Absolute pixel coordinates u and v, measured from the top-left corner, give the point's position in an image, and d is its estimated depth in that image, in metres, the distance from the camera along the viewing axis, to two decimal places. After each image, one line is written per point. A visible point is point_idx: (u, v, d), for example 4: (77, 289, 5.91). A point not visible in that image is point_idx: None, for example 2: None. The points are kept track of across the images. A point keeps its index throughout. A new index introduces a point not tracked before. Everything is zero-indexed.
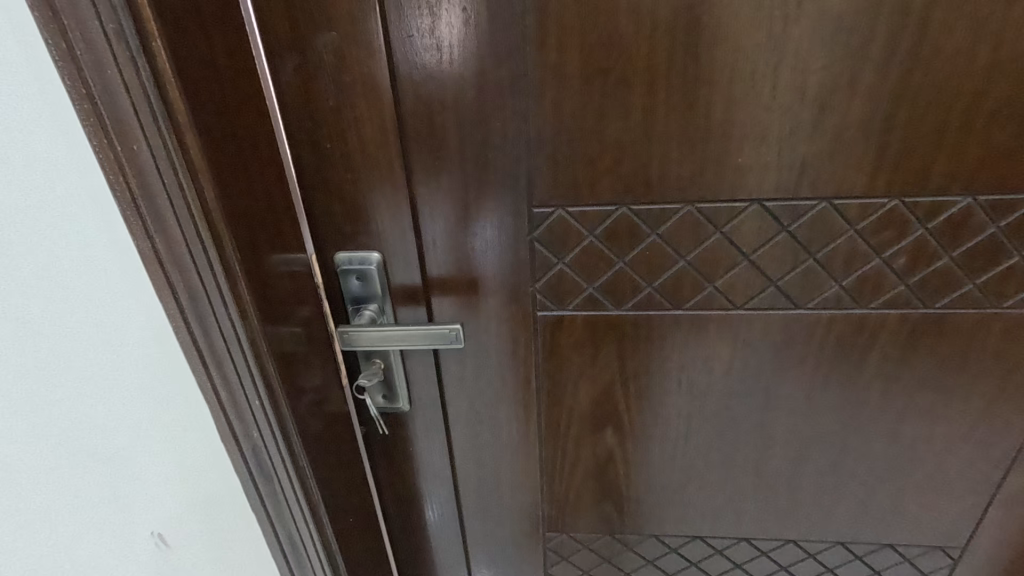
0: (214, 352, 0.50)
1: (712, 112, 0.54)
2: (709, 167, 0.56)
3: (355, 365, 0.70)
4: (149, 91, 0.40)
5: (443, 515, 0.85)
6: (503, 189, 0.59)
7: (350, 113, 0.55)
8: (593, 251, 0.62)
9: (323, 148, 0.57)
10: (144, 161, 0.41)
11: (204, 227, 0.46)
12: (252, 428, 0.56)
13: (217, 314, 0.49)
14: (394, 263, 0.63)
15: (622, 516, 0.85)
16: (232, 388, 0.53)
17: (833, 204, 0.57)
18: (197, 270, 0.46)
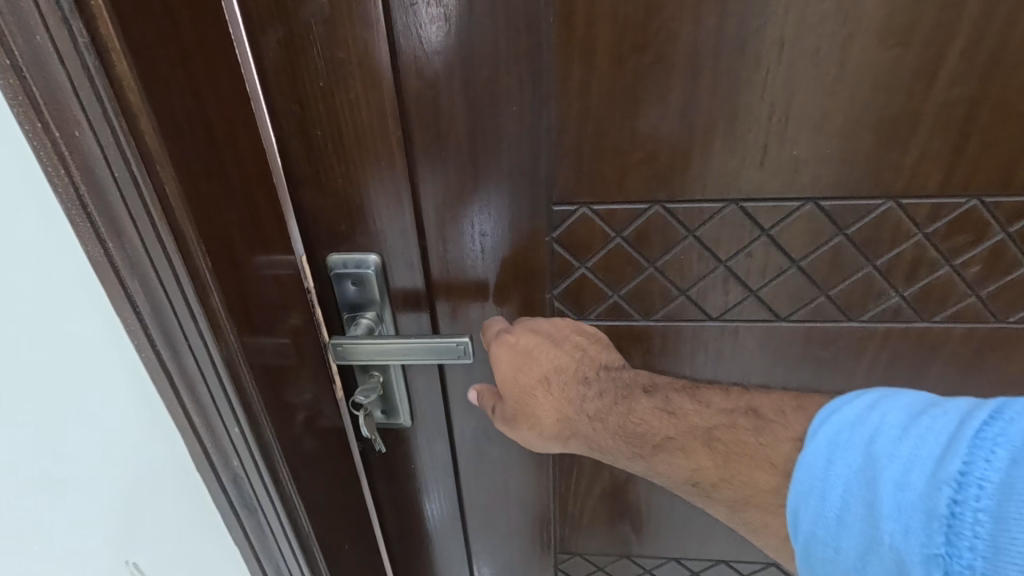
0: (184, 372, 0.44)
1: (768, 97, 0.46)
2: (759, 160, 0.49)
3: (351, 379, 0.63)
4: (88, 63, 0.32)
5: (446, 533, 0.79)
6: (519, 185, 0.52)
7: (343, 95, 0.47)
8: (619, 255, 0.55)
9: (313, 137, 0.49)
10: (88, 148, 0.34)
11: (167, 230, 0.38)
12: (231, 455, 0.49)
13: (186, 331, 0.42)
14: (394, 267, 0.55)
15: (639, 536, 0.80)
16: (207, 411, 0.46)
17: (900, 204, 0.49)
18: (160, 281, 0.40)
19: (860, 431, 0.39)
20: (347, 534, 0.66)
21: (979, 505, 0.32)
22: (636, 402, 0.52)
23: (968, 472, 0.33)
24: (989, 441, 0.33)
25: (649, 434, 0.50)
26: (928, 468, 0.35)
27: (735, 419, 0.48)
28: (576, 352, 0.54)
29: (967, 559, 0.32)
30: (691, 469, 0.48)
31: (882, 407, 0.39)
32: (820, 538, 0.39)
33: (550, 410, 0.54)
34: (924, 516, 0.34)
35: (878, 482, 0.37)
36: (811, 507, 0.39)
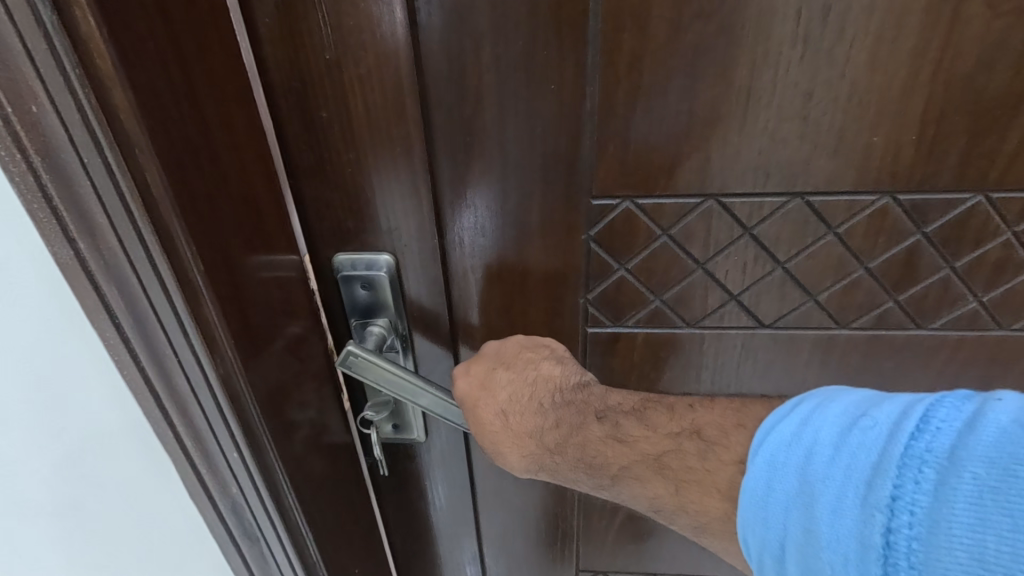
0: (174, 393, 0.37)
1: (850, 74, 0.40)
2: (833, 147, 0.42)
3: (359, 393, 0.56)
4: (46, 18, 0.25)
5: (460, 551, 0.74)
6: (553, 175, 0.46)
7: (354, 70, 0.41)
8: (664, 255, 0.49)
9: (317, 119, 0.43)
10: (49, 127, 0.27)
11: (149, 225, 0.32)
12: (229, 483, 0.42)
13: (174, 346, 0.36)
14: (410, 268, 0.49)
15: (667, 555, 0.75)
16: (201, 437, 0.39)
17: (989, 198, 0.43)
18: (143, 289, 0.33)
19: (793, 448, 0.33)
20: (355, 559, 0.60)
21: (912, 534, 0.27)
22: (589, 429, 0.46)
23: (901, 497, 0.28)
24: (916, 459, 0.28)
25: (607, 466, 0.44)
26: (864, 492, 0.29)
27: (680, 442, 0.42)
28: (533, 375, 0.49)
29: None
30: (649, 498, 0.43)
31: (816, 421, 0.33)
32: (766, 565, 0.33)
33: (511, 445, 0.48)
34: (858, 546, 0.29)
35: (815, 507, 0.31)
36: (753, 534, 0.33)
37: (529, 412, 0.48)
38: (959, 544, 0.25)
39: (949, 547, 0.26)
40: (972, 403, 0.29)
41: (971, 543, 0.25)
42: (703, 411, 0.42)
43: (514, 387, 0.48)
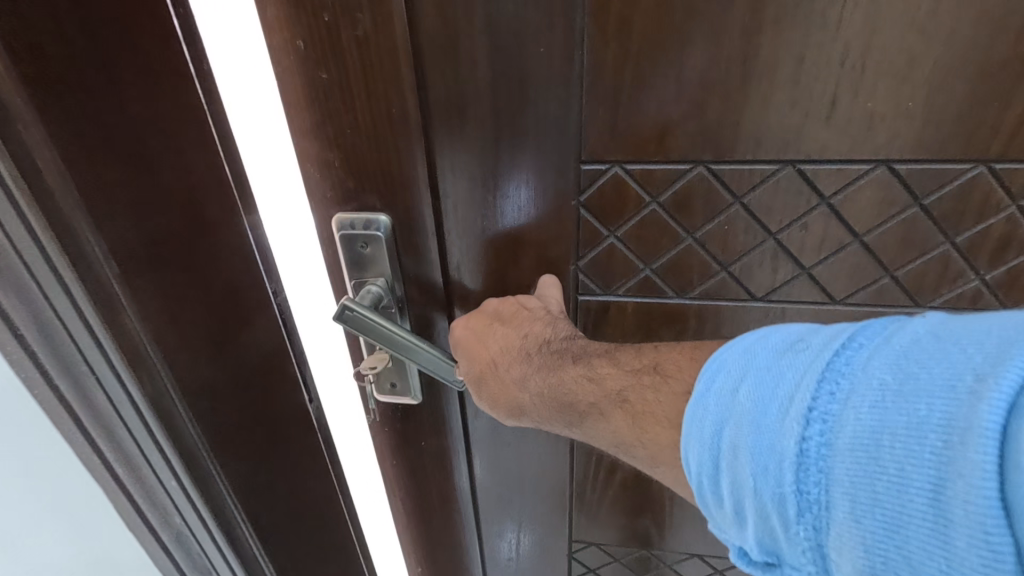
0: (82, 399, 0.32)
1: (845, 36, 0.39)
2: (827, 113, 0.42)
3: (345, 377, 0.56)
4: None
5: (458, 524, 0.76)
6: (545, 140, 0.47)
7: (351, 31, 0.42)
8: (654, 223, 0.49)
9: (318, 79, 0.44)
10: None
11: (28, 197, 0.28)
12: (158, 496, 0.37)
13: (77, 340, 0.31)
14: (407, 228, 0.51)
15: (661, 532, 0.76)
16: (120, 448, 0.34)
17: (992, 169, 0.42)
18: (37, 282, 0.29)
19: (729, 373, 0.35)
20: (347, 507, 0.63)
21: (824, 440, 0.30)
22: (566, 369, 0.47)
23: (818, 408, 0.30)
24: (833, 374, 0.30)
25: (576, 403, 0.46)
26: (787, 406, 0.31)
27: (640, 377, 0.43)
28: (524, 330, 0.50)
29: (813, 493, 0.30)
30: (611, 433, 0.44)
31: (754, 347, 0.35)
32: (703, 484, 0.35)
33: (501, 393, 0.50)
34: (776, 454, 0.31)
35: (743, 424, 0.33)
36: (690, 455, 0.35)
37: (516, 360, 0.49)
38: (860, 443, 0.28)
39: (853, 446, 0.28)
40: (889, 326, 0.31)
41: (870, 441, 0.28)
42: (666, 348, 0.43)
43: (505, 337, 0.50)
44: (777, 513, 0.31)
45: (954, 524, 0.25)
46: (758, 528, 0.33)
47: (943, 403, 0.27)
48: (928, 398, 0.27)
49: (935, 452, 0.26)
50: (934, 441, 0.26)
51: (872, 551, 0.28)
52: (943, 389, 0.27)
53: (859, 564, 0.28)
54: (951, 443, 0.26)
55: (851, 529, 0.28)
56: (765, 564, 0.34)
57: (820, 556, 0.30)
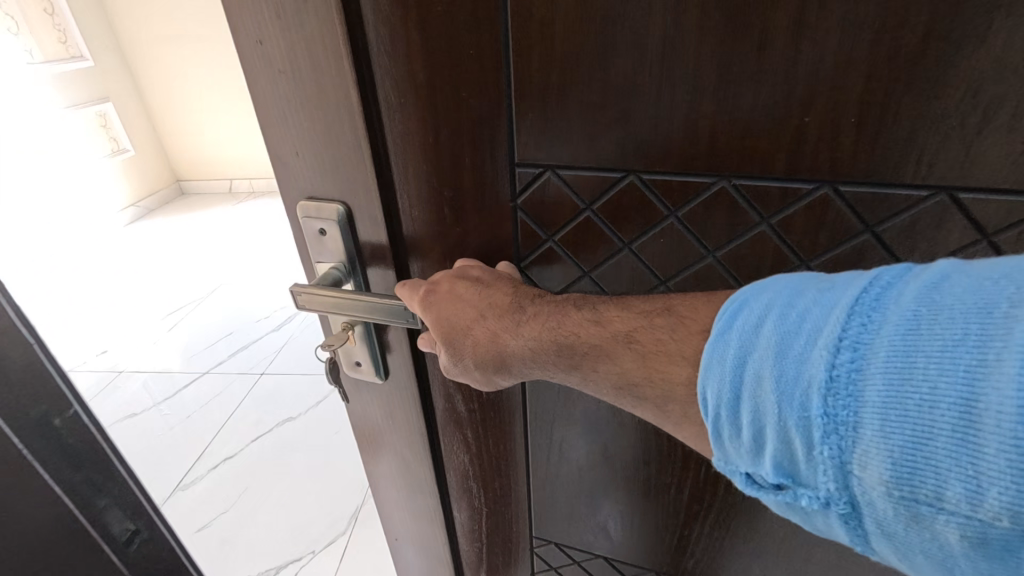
0: None
1: (782, 40, 0.35)
2: (770, 124, 0.38)
3: (114, 490, 0.59)
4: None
5: (422, 503, 0.78)
6: (480, 139, 0.46)
7: (288, 36, 0.44)
8: (590, 230, 0.48)
9: (265, 80, 0.47)
10: None
11: None
12: None
13: None
14: (356, 219, 0.53)
15: (618, 546, 0.73)
16: None
17: (955, 196, 0.36)
18: None
19: (751, 308, 0.30)
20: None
21: (855, 366, 0.26)
22: (569, 313, 0.41)
23: (848, 335, 0.26)
24: (866, 300, 0.27)
25: (578, 349, 0.40)
26: (813, 334, 0.27)
27: (651, 319, 0.37)
28: (506, 287, 0.46)
29: (841, 418, 0.26)
30: (617, 374, 0.38)
31: (775, 285, 0.31)
32: (719, 420, 0.31)
33: (485, 349, 0.45)
34: (802, 380, 0.27)
35: (766, 354, 0.29)
36: (705, 395, 0.31)
37: (509, 308, 0.44)
38: (894, 364, 0.25)
39: (886, 370, 0.25)
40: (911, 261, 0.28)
41: (903, 361, 0.25)
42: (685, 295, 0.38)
43: (495, 292, 0.46)
44: (799, 438, 0.28)
45: (986, 432, 0.23)
46: (776, 454, 0.29)
47: (983, 321, 0.23)
48: (963, 318, 0.24)
49: (969, 370, 0.23)
50: (969, 360, 0.23)
51: (900, 466, 0.25)
52: (977, 310, 0.24)
53: (884, 480, 0.25)
54: (988, 359, 0.23)
55: (880, 449, 0.25)
56: (773, 493, 0.30)
57: (843, 480, 0.27)
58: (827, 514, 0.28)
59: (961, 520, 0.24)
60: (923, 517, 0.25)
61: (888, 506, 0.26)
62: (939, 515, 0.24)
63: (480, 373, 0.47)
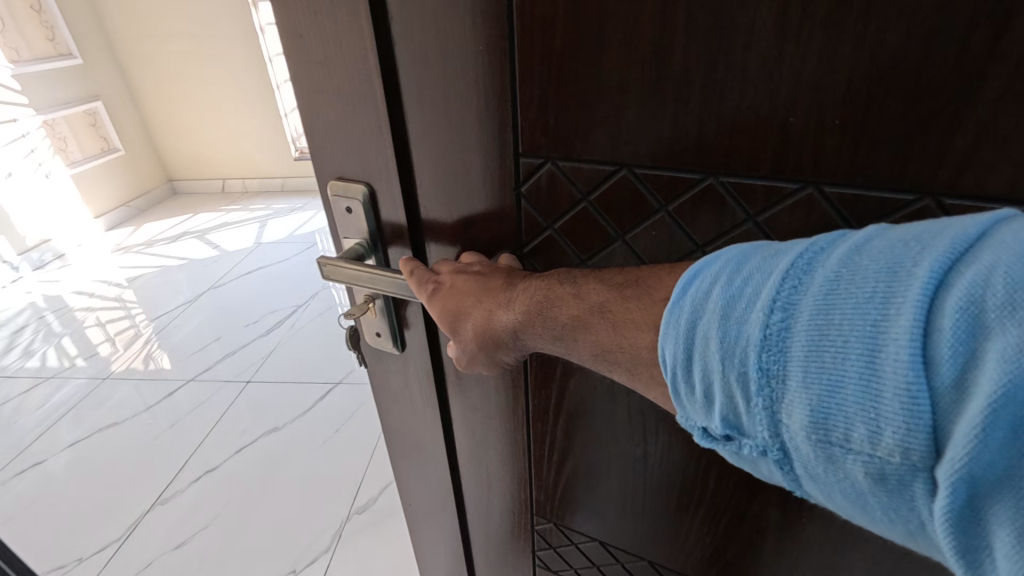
0: None
1: (768, 43, 0.36)
2: (756, 123, 0.39)
3: None
4: None
5: (435, 470, 0.84)
6: (485, 132, 0.49)
7: (319, 35, 0.49)
8: (587, 220, 0.50)
9: (301, 75, 0.53)
10: None
11: None
12: None
13: None
14: (377, 200, 0.57)
15: (614, 531, 0.75)
16: None
17: (942, 202, 0.36)
18: None
19: (703, 277, 0.31)
20: None
21: (785, 325, 0.27)
22: (554, 286, 0.41)
23: (781, 297, 0.27)
24: (799, 265, 0.28)
25: (560, 320, 0.40)
26: (753, 298, 0.28)
27: (622, 290, 0.37)
28: (504, 273, 0.47)
29: (771, 371, 0.27)
30: (593, 342, 0.38)
31: (726, 255, 0.31)
32: (677, 381, 0.32)
33: (482, 332, 0.46)
34: (741, 340, 0.28)
35: (711, 317, 0.30)
36: (665, 355, 0.32)
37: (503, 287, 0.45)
38: (817, 321, 0.26)
39: (812, 326, 0.26)
40: (844, 231, 0.29)
41: (825, 317, 0.26)
42: (660, 266, 0.38)
43: (490, 276, 0.47)
44: (739, 393, 0.29)
45: (886, 378, 0.24)
46: (722, 408, 0.30)
47: (890, 279, 0.25)
48: (873, 278, 0.25)
49: (875, 325, 0.25)
50: (875, 315, 0.25)
51: (817, 411, 0.26)
52: (887, 271, 0.25)
53: (805, 426, 0.26)
54: (890, 314, 0.24)
55: (801, 398, 0.26)
56: (724, 443, 0.31)
57: (774, 428, 0.28)
58: (764, 460, 0.30)
59: (866, 458, 0.25)
60: (837, 459, 0.26)
61: (811, 452, 0.27)
62: (849, 456, 0.25)
63: (480, 355, 0.48)
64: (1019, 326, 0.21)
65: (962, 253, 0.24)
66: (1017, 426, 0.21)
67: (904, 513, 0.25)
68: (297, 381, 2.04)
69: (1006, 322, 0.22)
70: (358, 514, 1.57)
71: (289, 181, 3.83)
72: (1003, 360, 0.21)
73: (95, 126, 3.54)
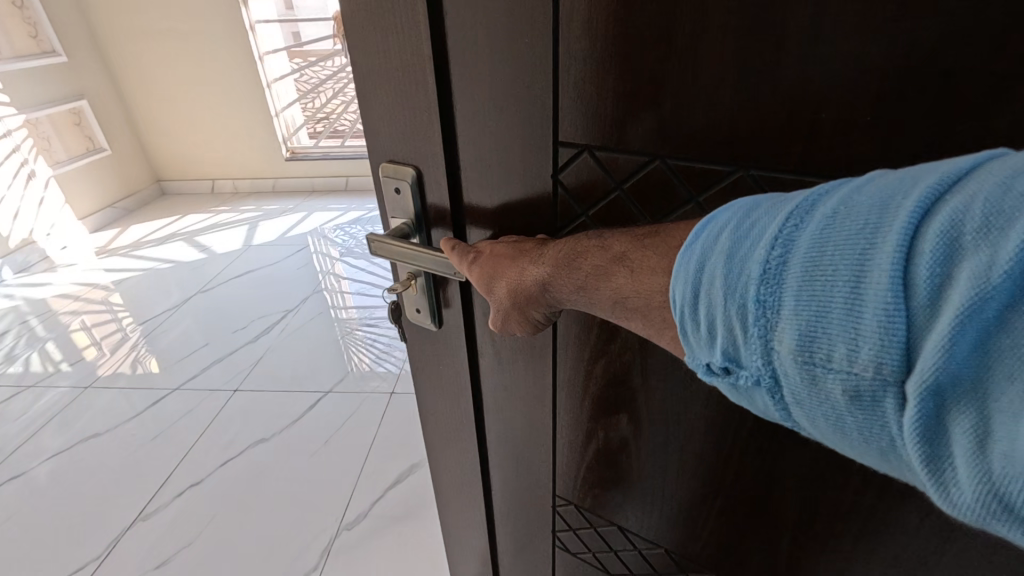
0: None
1: (805, 25, 0.37)
2: (785, 115, 0.41)
3: None
4: None
5: (463, 451, 0.87)
6: (528, 120, 0.51)
7: (378, 28, 0.53)
8: (620, 208, 0.52)
9: (360, 66, 0.56)
10: None
11: None
12: None
13: None
14: (424, 182, 0.61)
15: (633, 516, 0.77)
16: None
17: None
18: None
19: (715, 224, 0.33)
20: None
21: (783, 258, 0.29)
22: (581, 240, 0.44)
23: (782, 234, 0.30)
24: (802, 206, 0.30)
25: (586, 272, 0.43)
26: (757, 237, 0.31)
27: (643, 243, 0.39)
28: (536, 239, 0.50)
29: (766, 301, 0.29)
30: (612, 290, 0.40)
31: (738, 204, 0.34)
32: (682, 320, 0.34)
33: (517, 290, 0.49)
34: (741, 274, 0.31)
35: (718, 257, 0.32)
36: (674, 296, 0.34)
37: (536, 250, 0.48)
38: (811, 253, 0.28)
39: (806, 258, 0.28)
40: (848, 179, 0.31)
41: (819, 249, 0.28)
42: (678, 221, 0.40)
43: (524, 241, 0.50)
44: (737, 325, 0.31)
45: (869, 300, 0.26)
46: (721, 342, 0.32)
47: (881, 210, 0.27)
48: (866, 212, 0.27)
49: (862, 254, 0.27)
50: (864, 245, 0.27)
51: (805, 335, 0.28)
52: (880, 205, 0.27)
53: (794, 349, 0.29)
54: (878, 243, 0.26)
55: (792, 323, 0.29)
56: (722, 378, 0.33)
57: (766, 355, 0.30)
58: (758, 391, 0.32)
59: (845, 377, 0.27)
60: (820, 380, 0.28)
61: (798, 375, 0.29)
62: (831, 376, 0.28)
63: (517, 312, 0.51)
64: (991, 247, 0.23)
65: (949, 186, 0.26)
66: (981, 337, 0.23)
67: (878, 432, 0.27)
68: (278, 393, 2.00)
69: (979, 244, 0.23)
70: (347, 530, 1.52)
71: (281, 183, 3.87)
72: (972, 276, 0.23)
73: (77, 126, 3.47)
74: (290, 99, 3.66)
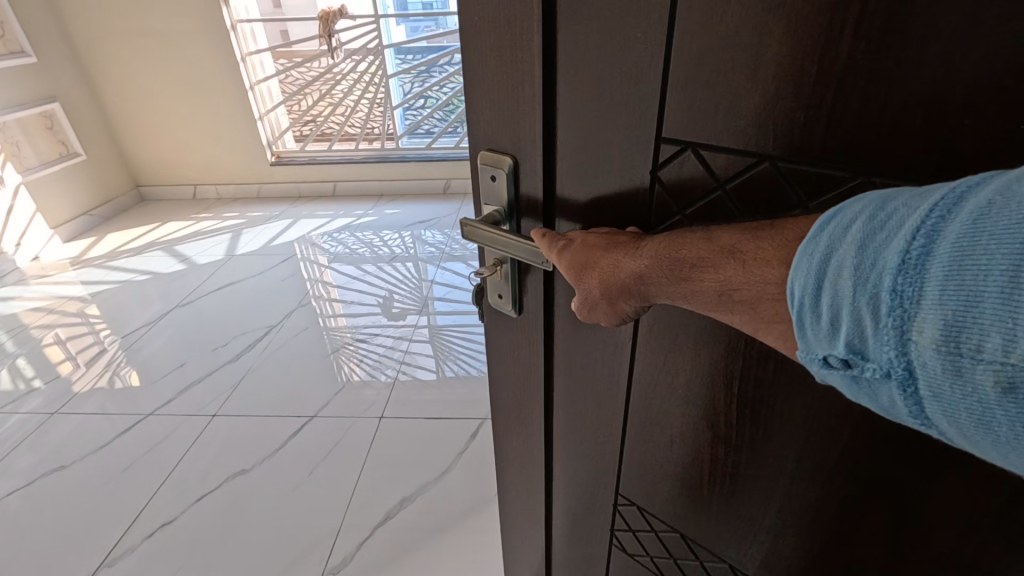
0: None
1: (961, 15, 0.35)
2: (923, 117, 0.39)
3: None
4: None
5: (527, 440, 0.88)
6: (633, 116, 0.52)
7: (491, 24, 0.55)
8: (720, 208, 0.51)
9: (468, 60, 0.59)
10: None
11: None
12: None
13: None
14: (519, 173, 0.62)
15: (698, 526, 0.75)
16: None
17: None
18: None
19: (842, 216, 0.33)
20: None
21: (927, 248, 0.28)
22: (685, 233, 0.44)
23: (925, 224, 0.29)
24: (950, 195, 0.29)
25: (687, 266, 0.43)
26: (894, 228, 0.30)
27: (756, 236, 0.39)
28: (630, 232, 0.51)
29: (905, 290, 0.29)
30: (717, 279, 0.40)
31: (869, 195, 0.33)
32: (802, 312, 0.34)
33: (610, 279, 0.49)
34: (876, 264, 0.30)
35: (847, 248, 0.31)
36: (793, 289, 0.34)
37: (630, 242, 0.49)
38: (961, 242, 0.27)
39: (954, 247, 0.27)
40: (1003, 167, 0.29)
41: (971, 238, 0.27)
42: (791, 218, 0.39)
43: (617, 234, 0.51)
44: (868, 316, 0.31)
45: None
46: (847, 333, 0.32)
47: None
48: None
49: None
50: None
51: (950, 324, 0.27)
52: None
53: (935, 340, 0.28)
54: None
55: (934, 312, 0.28)
56: (844, 371, 0.33)
57: (901, 347, 0.29)
58: (885, 385, 0.31)
59: (996, 368, 0.26)
60: (965, 372, 0.27)
61: (938, 366, 0.28)
62: (979, 367, 0.27)
63: (606, 300, 0.51)
64: None
65: None
66: None
67: None
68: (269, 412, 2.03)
69: None
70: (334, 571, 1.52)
71: (268, 189, 3.95)
72: None
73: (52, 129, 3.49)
74: (273, 98, 3.72)
